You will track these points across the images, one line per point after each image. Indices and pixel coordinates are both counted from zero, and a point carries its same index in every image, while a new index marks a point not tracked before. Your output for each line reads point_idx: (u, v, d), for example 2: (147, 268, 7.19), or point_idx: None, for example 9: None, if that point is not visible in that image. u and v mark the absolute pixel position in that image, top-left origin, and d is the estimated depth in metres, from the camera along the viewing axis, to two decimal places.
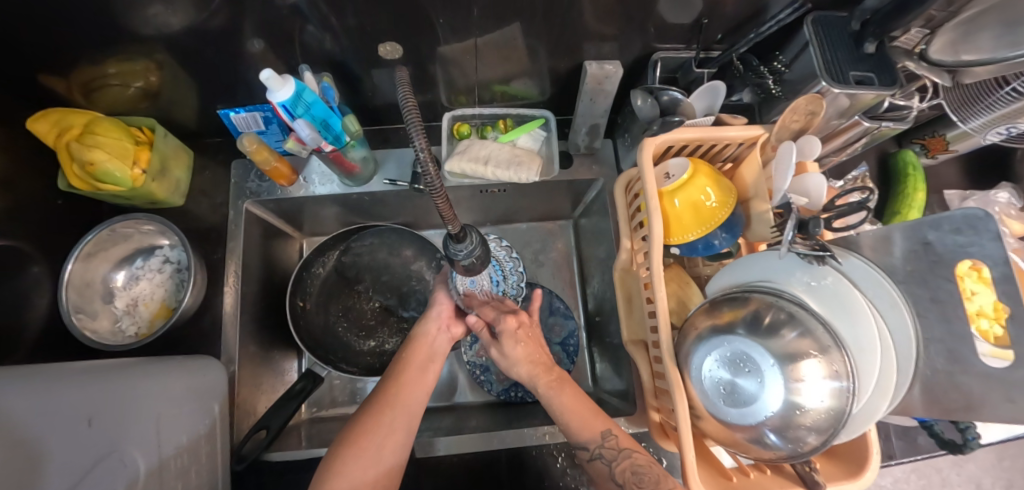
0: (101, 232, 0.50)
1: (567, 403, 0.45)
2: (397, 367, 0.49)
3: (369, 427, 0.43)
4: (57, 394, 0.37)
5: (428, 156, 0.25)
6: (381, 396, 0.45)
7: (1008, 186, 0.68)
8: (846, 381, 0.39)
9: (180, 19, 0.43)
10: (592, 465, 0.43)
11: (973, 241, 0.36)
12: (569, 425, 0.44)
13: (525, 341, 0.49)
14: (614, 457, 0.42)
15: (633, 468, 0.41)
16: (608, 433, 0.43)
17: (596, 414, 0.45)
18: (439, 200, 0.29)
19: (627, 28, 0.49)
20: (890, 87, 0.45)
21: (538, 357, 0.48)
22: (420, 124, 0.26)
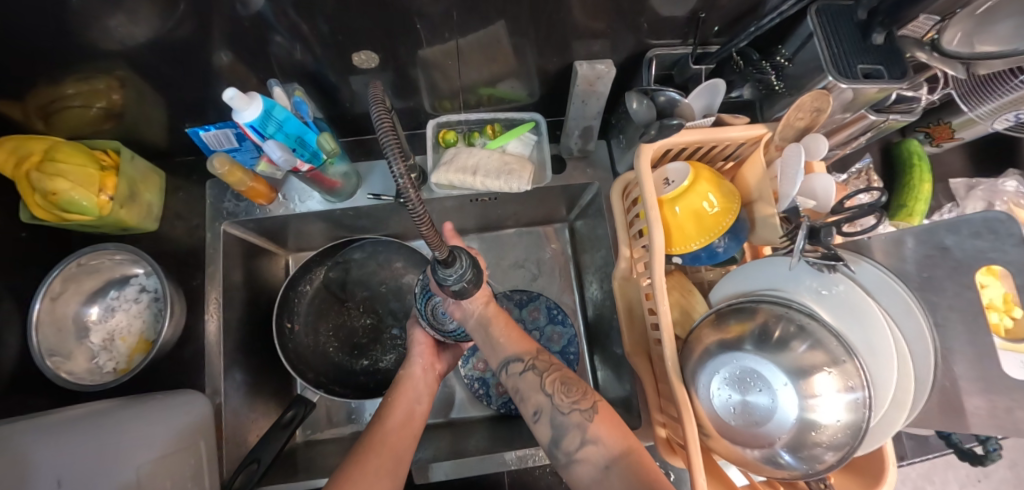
0: (68, 266, 0.47)
1: (506, 321, 0.46)
2: (383, 412, 0.48)
3: (355, 472, 0.41)
4: (48, 444, 0.38)
5: (407, 176, 0.22)
6: (370, 438, 0.45)
7: (1016, 173, 0.65)
8: (862, 394, 0.37)
9: (138, 34, 0.40)
10: (521, 379, 0.43)
11: (994, 246, 0.34)
12: (503, 340, 0.45)
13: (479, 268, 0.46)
14: (545, 368, 0.44)
15: (562, 379, 0.43)
16: (540, 350, 0.45)
17: (521, 333, 0.46)
18: (423, 223, 0.27)
19: (619, 24, 0.46)
20: (900, 80, 0.42)
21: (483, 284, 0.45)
22: (396, 143, 0.23)
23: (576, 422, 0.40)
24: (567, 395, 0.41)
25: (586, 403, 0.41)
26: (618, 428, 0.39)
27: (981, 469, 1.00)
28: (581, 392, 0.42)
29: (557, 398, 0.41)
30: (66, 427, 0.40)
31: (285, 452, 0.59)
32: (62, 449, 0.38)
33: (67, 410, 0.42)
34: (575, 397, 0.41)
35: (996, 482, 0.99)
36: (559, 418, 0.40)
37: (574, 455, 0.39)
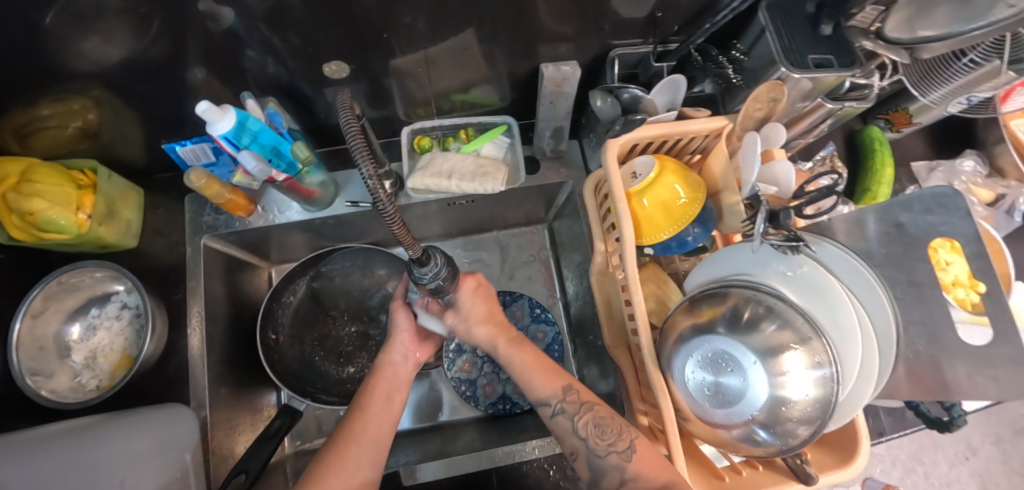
0: (49, 284, 0.47)
1: (528, 355, 0.46)
2: (363, 399, 0.47)
3: (335, 466, 0.41)
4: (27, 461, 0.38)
5: (377, 179, 0.24)
6: (347, 429, 0.44)
7: (972, 154, 0.67)
8: (829, 369, 0.39)
9: (112, 55, 0.41)
10: (554, 421, 0.43)
11: (944, 219, 0.37)
12: (527, 381, 0.45)
13: (483, 299, 0.48)
14: (576, 411, 0.43)
15: (595, 420, 0.42)
16: (569, 388, 0.44)
17: (553, 369, 0.45)
18: (394, 223, 0.28)
19: (583, 27, 0.48)
20: (849, 68, 0.45)
21: (496, 321, 0.47)
22: (365, 147, 0.25)
23: (615, 464, 0.40)
24: (603, 438, 0.41)
25: (624, 444, 0.40)
26: (658, 465, 0.39)
27: (968, 448, 1.10)
28: (616, 432, 0.41)
29: (592, 441, 0.42)
30: (50, 443, 0.40)
31: (273, 464, 0.59)
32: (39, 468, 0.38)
33: (49, 426, 0.42)
34: (611, 439, 0.41)
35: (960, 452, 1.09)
36: (596, 462, 0.41)
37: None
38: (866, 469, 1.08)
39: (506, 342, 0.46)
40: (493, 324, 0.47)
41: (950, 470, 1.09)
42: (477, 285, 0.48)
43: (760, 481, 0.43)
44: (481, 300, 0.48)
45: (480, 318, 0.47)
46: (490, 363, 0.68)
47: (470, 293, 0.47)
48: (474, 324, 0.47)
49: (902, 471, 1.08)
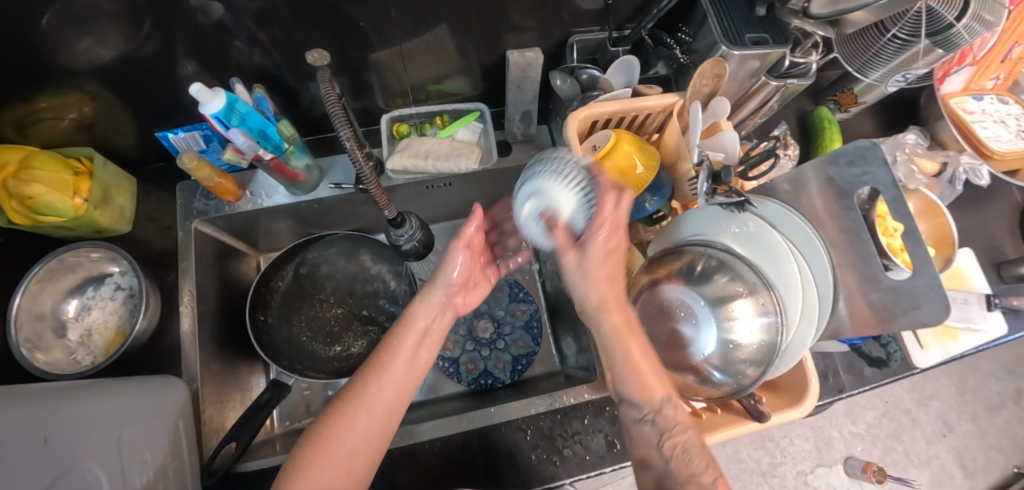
0: (50, 263, 0.50)
1: (633, 355, 0.40)
2: (381, 351, 0.45)
3: (338, 430, 0.40)
4: (21, 402, 0.36)
5: (353, 140, 0.36)
6: (357, 386, 0.43)
7: (915, 129, 0.72)
8: (773, 315, 0.43)
9: (109, 50, 0.45)
10: (637, 427, 0.40)
11: (866, 171, 0.40)
12: (623, 376, 0.40)
13: (615, 262, 0.42)
14: (666, 427, 0.39)
15: (684, 446, 0.38)
16: (666, 402, 0.40)
17: (657, 376, 0.40)
18: (371, 184, 0.40)
19: (543, 16, 0.53)
20: (783, 45, 0.50)
21: (614, 298, 0.41)
22: (344, 118, 0.36)
23: None
24: (687, 466, 0.37)
25: (710, 478, 0.36)
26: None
27: (944, 425, 1.14)
28: (704, 462, 0.37)
29: (674, 465, 0.38)
30: (44, 396, 0.38)
31: (262, 440, 0.61)
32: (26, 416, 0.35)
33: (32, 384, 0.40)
34: (696, 469, 0.37)
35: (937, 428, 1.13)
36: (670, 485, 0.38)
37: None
38: (847, 448, 1.11)
39: (615, 330, 0.41)
40: (614, 309, 0.41)
41: (928, 447, 1.12)
42: (614, 245, 0.42)
43: (721, 423, 0.46)
44: (611, 264, 0.42)
45: (603, 289, 0.41)
46: (472, 342, 0.72)
47: (602, 252, 0.41)
48: (595, 287, 0.41)
49: (881, 449, 1.11)
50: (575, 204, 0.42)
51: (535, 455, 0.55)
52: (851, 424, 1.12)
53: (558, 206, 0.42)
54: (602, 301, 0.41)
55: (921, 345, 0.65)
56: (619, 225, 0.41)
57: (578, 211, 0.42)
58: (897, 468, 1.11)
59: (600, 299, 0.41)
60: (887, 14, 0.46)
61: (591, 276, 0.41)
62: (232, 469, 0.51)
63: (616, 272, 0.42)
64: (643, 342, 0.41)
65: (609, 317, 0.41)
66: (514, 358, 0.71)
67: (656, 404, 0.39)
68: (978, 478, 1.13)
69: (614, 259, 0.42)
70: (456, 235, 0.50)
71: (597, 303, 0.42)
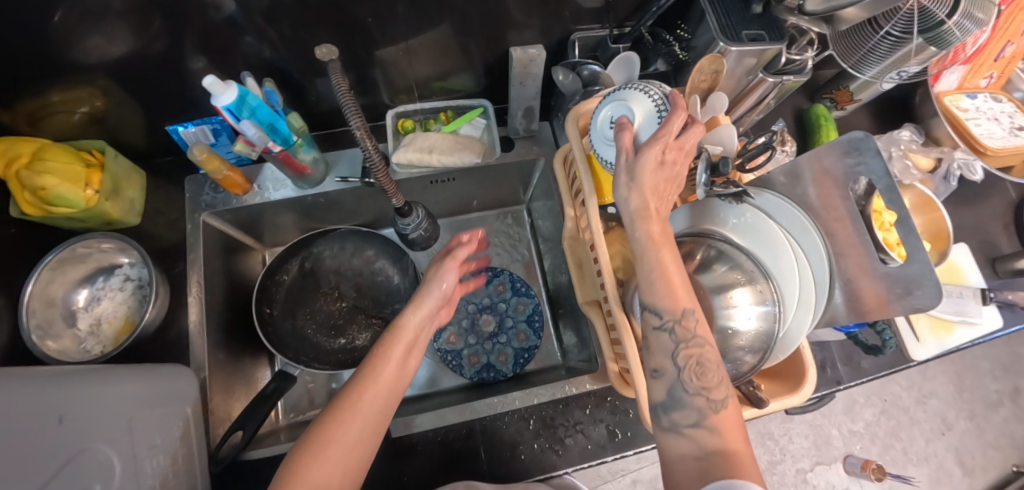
0: (61, 253, 0.51)
1: (664, 262, 0.38)
2: (371, 359, 0.44)
3: (333, 437, 0.38)
4: (37, 382, 0.35)
5: (363, 131, 0.38)
6: (347, 392, 0.41)
7: (910, 126, 0.73)
8: (771, 304, 0.44)
9: (121, 44, 0.46)
10: (655, 335, 0.38)
11: (861, 162, 0.41)
12: (650, 282, 0.38)
13: (664, 180, 0.39)
14: (686, 338, 0.37)
15: (700, 359, 0.37)
16: (691, 313, 0.37)
17: (684, 287, 0.38)
18: (379, 172, 0.42)
19: (545, 14, 0.54)
20: (779, 41, 0.51)
21: (656, 208, 0.39)
22: (355, 110, 0.39)
23: (699, 405, 0.36)
24: (700, 378, 0.36)
25: (720, 394, 0.36)
26: (736, 431, 0.36)
27: (943, 423, 1.14)
28: (716, 378, 0.37)
29: (687, 374, 0.37)
30: (54, 378, 0.37)
31: (268, 430, 0.62)
32: (39, 395, 0.35)
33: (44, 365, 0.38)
34: (709, 381, 0.36)
35: (934, 426, 1.14)
36: (679, 393, 0.37)
37: (682, 429, 0.36)
38: (846, 446, 1.12)
39: (649, 239, 0.39)
40: (654, 221, 0.39)
41: (927, 445, 1.13)
42: (671, 162, 0.38)
43: None
44: (660, 179, 0.38)
45: (647, 197, 0.38)
46: (474, 336, 0.73)
47: (656, 157, 0.37)
48: (640, 192, 0.38)
49: (880, 446, 1.12)
50: (651, 114, 0.41)
51: (537, 444, 0.56)
52: (850, 421, 1.13)
53: (632, 110, 0.42)
54: (642, 206, 0.38)
55: (917, 338, 0.66)
56: (682, 148, 0.38)
57: (650, 123, 0.41)
58: (896, 465, 1.11)
59: (643, 205, 0.38)
60: (880, 9, 0.47)
61: (640, 179, 0.38)
62: (238, 457, 0.52)
63: (664, 185, 0.39)
64: (676, 254, 0.39)
65: (647, 227, 0.39)
66: (516, 352, 0.71)
67: (678, 313, 0.37)
68: (976, 476, 1.13)
69: (664, 180, 0.39)
70: (450, 253, 0.51)
71: (638, 209, 0.39)
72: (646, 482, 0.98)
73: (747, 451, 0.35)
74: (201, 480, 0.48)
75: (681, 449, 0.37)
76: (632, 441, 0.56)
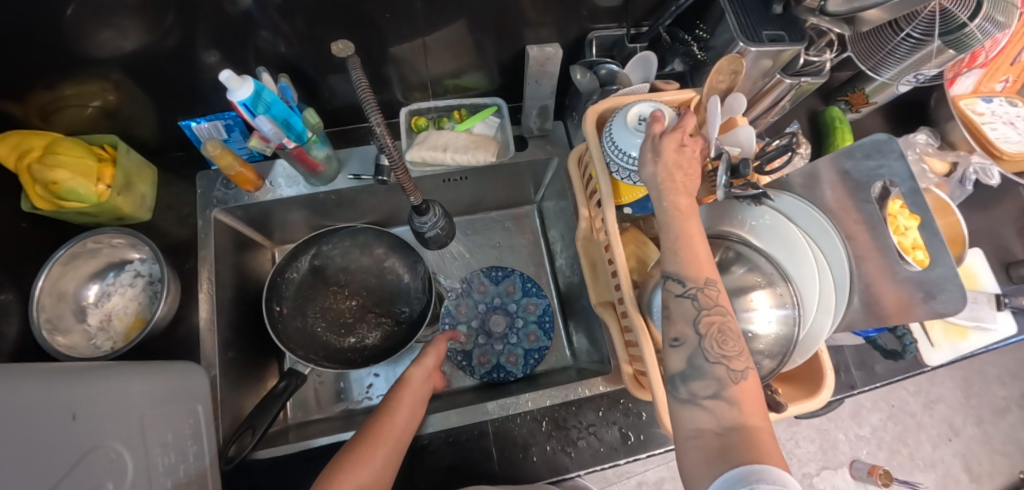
0: (71, 247, 0.51)
1: (690, 232, 0.36)
2: (389, 399, 0.50)
3: (362, 459, 0.43)
4: (47, 377, 0.34)
5: (382, 126, 0.37)
6: (370, 425, 0.47)
7: (926, 129, 0.73)
8: (790, 307, 0.43)
9: (136, 37, 0.45)
10: (676, 301, 0.34)
11: (882, 164, 0.41)
12: (674, 251, 0.36)
13: (690, 159, 0.37)
14: (709, 304, 0.34)
15: (722, 327, 0.34)
16: (713, 283, 0.34)
17: (709, 258, 0.36)
18: (398, 171, 0.41)
19: (562, 12, 0.54)
20: (800, 42, 0.50)
21: (683, 180, 0.37)
22: (373, 103, 0.37)
23: (720, 375, 0.32)
24: (721, 346, 0.33)
25: (740, 366, 0.33)
26: (757, 405, 0.32)
27: (950, 429, 1.14)
28: (738, 348, 0.34)
29: (709, 342, 0.33)
30: (66, 375, 0.36)
31: (277, 429, 0.62)
32: (52, 393, 0.34)
33: (57, 362, 0.37)
34: (729, 351, 0.33)
35: (941, 432, 1.13)
36: (700, 362, 0.33)
37: (700, 401, 0.32)
38: (853, 450, 1.11)
39: (677, 209, 0.36)
40: (682, 193, 0.36)
41: (934, 451, 1.12)
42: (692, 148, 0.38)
43: None
44: (685, 160, 0.37)
45: (674, 172, 0.37)
46: (484, 336, 0.73)
47: (677, 140, 0.37)
48: (666, 166, 0.37)
49: (887, 452, 1.11)
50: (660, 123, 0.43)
51: (549, 446, 0.55)
52: (856, 426, 1.13)
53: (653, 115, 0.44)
54: (667, 177, 0.36)
55: (932, 342, 0.65)
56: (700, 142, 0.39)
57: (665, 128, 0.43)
58: (902, 471, 1.10)
59: (669, 178, 0.36)
60: (900, 13, 0.47)
61: (665, 155, 0.37)
62: (247, 456, 0.52)
63: (689, 167, 0.37)
64: (702, 229, 0.36)
65: (675, 198, 0.36)
66: (526, 352, 0.71)
67: (702, 281, 0.34)
68: (983, 482, 1.13)
69: (688, 163, 0.37)
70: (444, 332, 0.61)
71: (665, 181, 0.36)
72: (652, 484, 0.98)
73: (767, 427, 0.32)
74: (211, 480, 0.47)
75: (698, 423, 0.33)
76: (645, 444, 0.55)
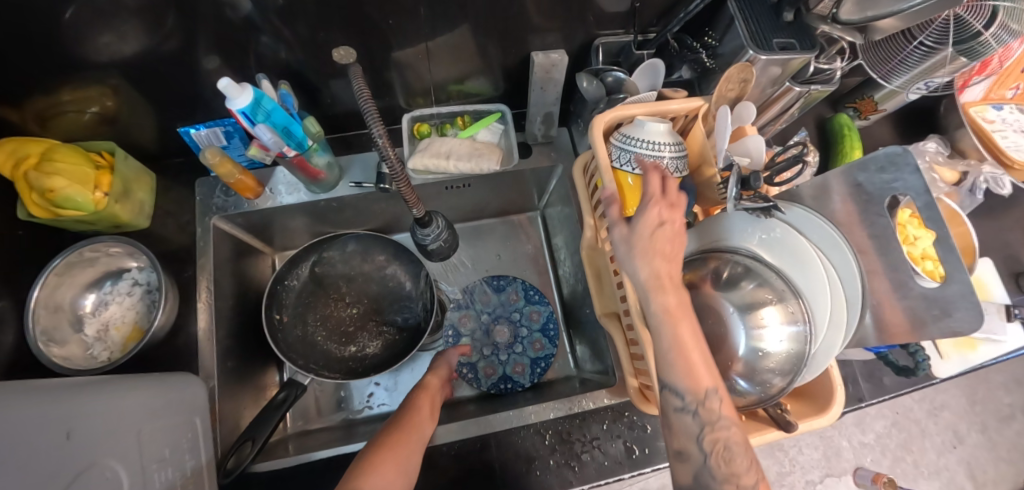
0: (68, 257, 0.50)
1: (682, 340, 0.33)
2: (410, 400, 0.52)
3: (398, 441, 0.44)
4: (40, 393, 0.34)
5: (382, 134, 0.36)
6: (399, 418, 0.48)
7: (935, 137, 0.72)
8: (802, 323, 0.43)
9: (135, 43, 0.44)
10: (678, 418, 0.34)
11: (896, 177, 0.39)
12: (669, 361, 0.34)
13: (668, 241, 0.35)
14: (711, 421, 0.33)
15: (727, 443, 0.33)
16: (713, 394, 0.33)
17: (706, 364, 0.34)
18: (401, 184, 0.41)
19: (569, 19, 0.53)
20: (811, 51, 0.49)
21: (666, 273, 0.34)
22: (375, 112, 0.36)
23: None
24: (728, 465, 0.33)
25: (750, 481, 0.33)
26: None
27: (955, 436, 1.13)
28: (745, 463, 0.33)
29: (714, 460, 0.33)
30: (60, 390, 0.36)
31: (276, 440, 0.61)
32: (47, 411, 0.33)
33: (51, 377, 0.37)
34: (736, 469, 0.33)
35: (945, 439, 1.12)
36: (706, 481, 0.33)
37: None
38: (856, 458, 1.10)
39: (666, 313, 0.33)
40: (669, 290, 0.34)
41: (938, 458, 1.11)
42: (666, 220, 0.35)
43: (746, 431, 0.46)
44: (662, 242, 0.35)
45: (656, 265, 0.34)
46: (490, 347, 0.71)
47: (651, 224, 0.35)
48: (646, 261, 0.34)
49: (891, 459, 1.10)
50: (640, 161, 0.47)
51: (553, 460, 0.54)
52: (860, 433, 1.12)
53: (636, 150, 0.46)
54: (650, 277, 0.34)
55: (940, 354, 0.65)
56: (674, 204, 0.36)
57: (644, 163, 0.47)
58: (906, 478, 1.10)
59: (653, 276, 0.34)
60: (915, 22, 0.45)
61: (638, 247, 0.35)
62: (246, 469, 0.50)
63: (670, 245, 0.35)
64: (696, 327, 0.34)
65: (663, 299, 0.34)
66: (532, 362, 0.70)
67: (701, 394, 0.33)
68: None
69: (665, 242, 0.35)
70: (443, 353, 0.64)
71: (649, 281, 0.34)
72: None
73: None
74: None
75: None
76: (650, 458, 0.54)
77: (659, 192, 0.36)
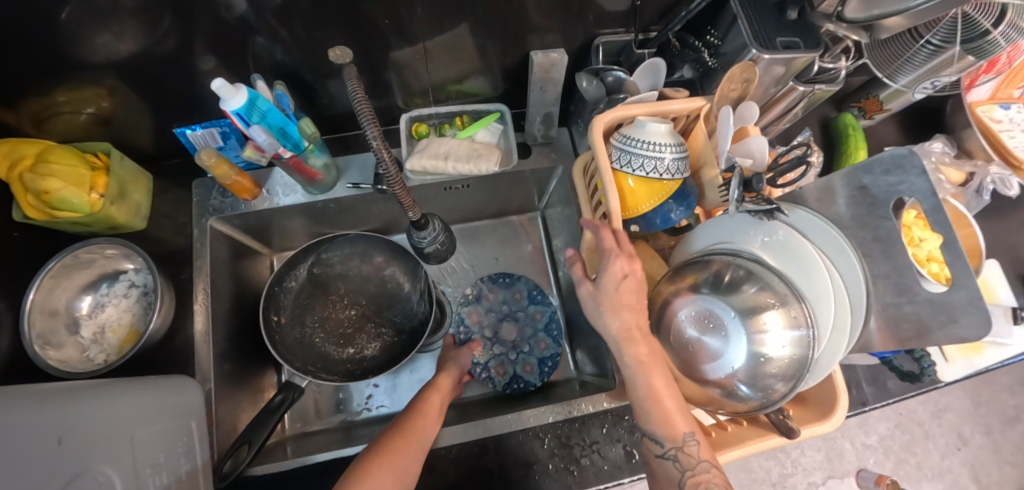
0: (64, 259, 0.50)
1: (654, 388, 0.41)
2: (417, 402, 0.52)
3: (398, 446, 0.43)
4: (28, 401, 0.33)
5: (378, 136, 0.35)
6: (402, 420, 0.48)
7: (941, 137, 0.71)
8: (805, 328, 0.42)
9: (129, 43, 0.44)
10: (659, 462, 0.41)
11: (902, 179, 0.38)
12: (646, 410, 0.41)
13: (631, 291, 0.42)
14: (688, 465, 0.39)
15: (707, 484, 0.38)
16: (690, 439, 0.39)
17: (680, 411, 0.41)
18: (398, 188, 0.41)
19: (569, 18, 0.52)
20: (816, 49, 0.48)
21: (633, 323, 0.42)
22: (370, 116, 0.35)
23: None
24: None
25: None
26: None
27: (958, 438, 1.12)
28: None
29: None
30: (50, 396, 0.35)
31: (274, 442, 0.60)
32: (38, 419, 0.33)
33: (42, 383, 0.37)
34: None
35: (949, 441, 1.11)
36: None
37: None
38: (859, 460, 1.09)
39: (637, 363, 0.41)
40: (639, 342, 0.42)
41: (942, 460, 1.10)
42: (628, 272, 0.43)
43: (747, 436, 0.46)
44: (626, 292, 0.42)
45: (624, 318, 0.42)
46: (500, 346, 0.71)
47: (616, 277, 0.42)
48: (615, 316, 0.42)
49: (894, 461, 1.10)
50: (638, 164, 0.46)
51: (552, 464, 0.53)
52: (863, 434, 1.11)
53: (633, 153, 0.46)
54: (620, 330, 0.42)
55: (945, 358, 0.64)
56: (630, 255, 0.44)
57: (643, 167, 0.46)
58: (909, 480, 1.09)
59: (623, 330, 0.42)
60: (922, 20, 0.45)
61: (607, 300, 0.43)
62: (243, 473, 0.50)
63: (634, 296, 0.43)
64: (666, 378, 0.41)
65: (634, 350, 0.41)
66: (540, 361, 0.69)
67: (678, 440, 0.40)
68: None
69: (628, 293, 0.42)
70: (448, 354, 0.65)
71: (621, 335, 0.42)
72: None
73: None
74: None
75: None
76: None
77: (616, 247, 0.44)
